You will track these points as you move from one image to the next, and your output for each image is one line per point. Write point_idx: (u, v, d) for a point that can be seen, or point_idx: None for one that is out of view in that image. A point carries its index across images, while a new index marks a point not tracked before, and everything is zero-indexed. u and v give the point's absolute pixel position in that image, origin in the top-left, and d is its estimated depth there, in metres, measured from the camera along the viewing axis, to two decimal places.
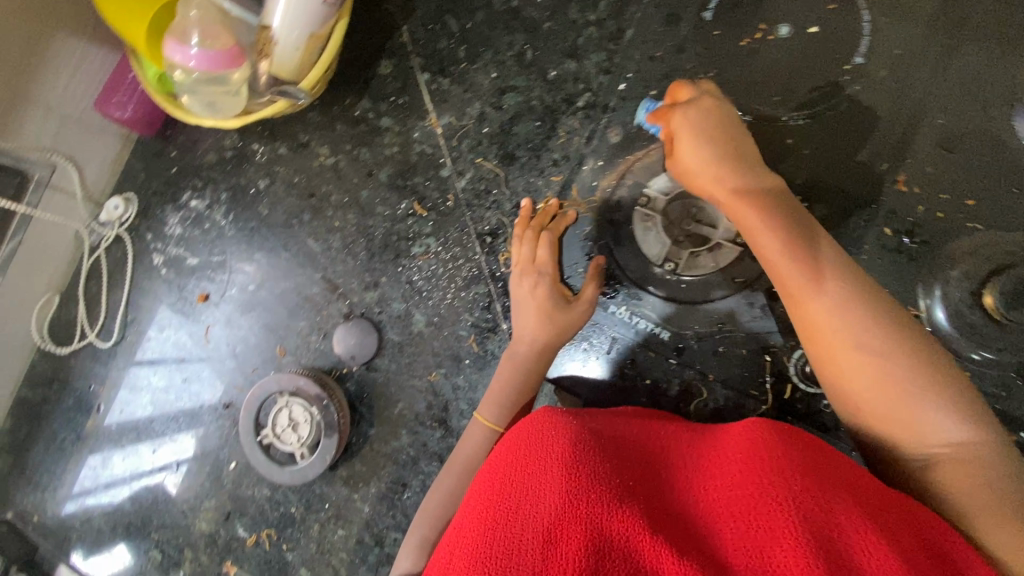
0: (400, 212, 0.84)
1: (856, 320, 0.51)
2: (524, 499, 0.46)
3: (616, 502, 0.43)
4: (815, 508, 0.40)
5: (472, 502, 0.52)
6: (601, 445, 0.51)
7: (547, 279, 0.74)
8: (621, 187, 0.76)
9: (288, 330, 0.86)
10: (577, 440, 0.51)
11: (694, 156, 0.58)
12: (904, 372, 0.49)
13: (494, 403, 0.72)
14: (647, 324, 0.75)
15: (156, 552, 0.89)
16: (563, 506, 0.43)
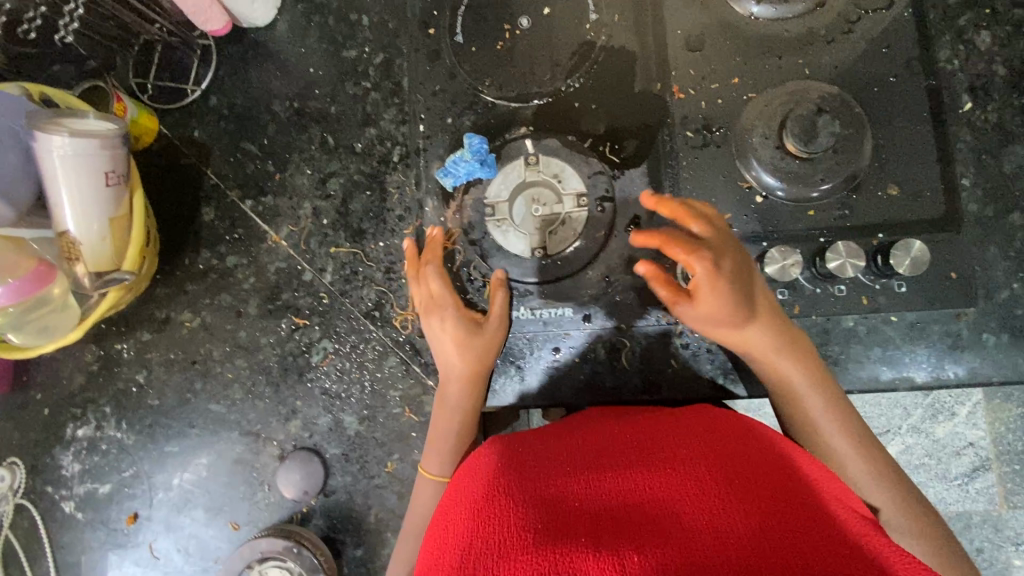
0: (284, 333, 0.83)
1: (835, 413, 0.66)
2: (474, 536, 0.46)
3: (569, 533, 0.43)
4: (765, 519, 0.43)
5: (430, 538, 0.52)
6: (557, 471, 0.51)
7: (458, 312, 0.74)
8: (466, 209, 0.79)
9: (233, 502, 0.81)
10: (530, 476, 0.51)
11: (716, 294, 0.62)
12: (845, 437, 0.65)
13: (446, 448, 0.72)
14: (551, 311, 0.78)
15: None
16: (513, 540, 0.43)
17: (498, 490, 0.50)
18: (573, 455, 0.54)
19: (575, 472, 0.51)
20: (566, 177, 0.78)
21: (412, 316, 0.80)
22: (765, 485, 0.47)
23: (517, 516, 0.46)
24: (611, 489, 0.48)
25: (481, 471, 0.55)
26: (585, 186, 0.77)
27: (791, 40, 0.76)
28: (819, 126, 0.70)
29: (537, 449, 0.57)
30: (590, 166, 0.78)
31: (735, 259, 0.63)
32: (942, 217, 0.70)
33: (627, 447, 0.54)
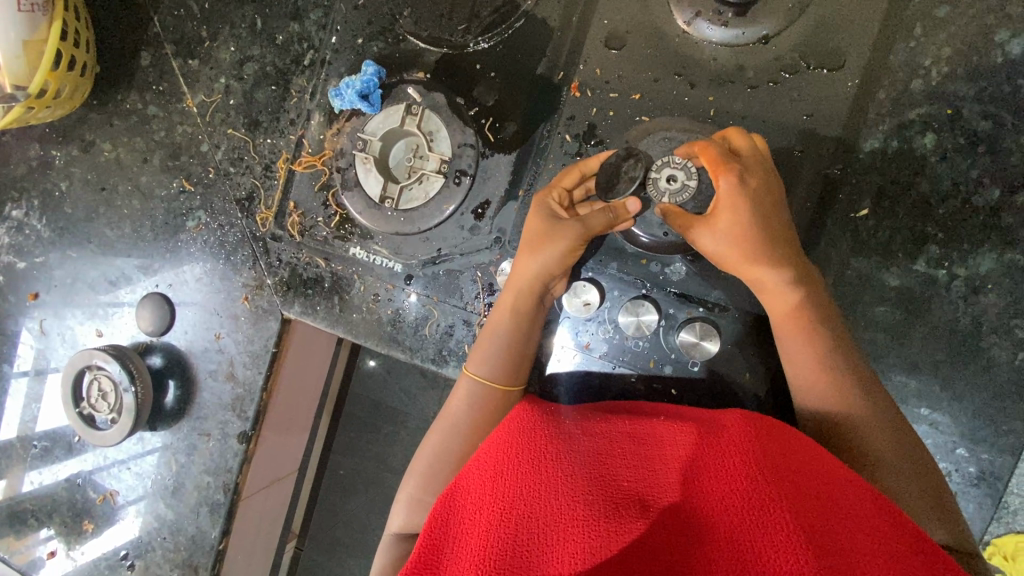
0: (173, 191, 0.91)
1: (880, 424, 0.58)
2: (534, 501, 0.55)
3: (599, 522, 0.51)
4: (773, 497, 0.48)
5: (468, 488, 0.61)
6: (575, 459, 0.59)
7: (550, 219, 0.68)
8: (342, 136, 0.81)
9: (103, 313, 0.95)
10: (564, 457, 0.60)
11: (752, 227, 0.60)
12: (901, 453, 0.57)
13: (483, 352, 0.71)
14: (383, 259, 0.80)
15: (29, 523, 0.98)
16: (552, 521, 0.52)
17: (538, 466, 0.59)
18: (565, 457, 0.60)
19: (594, 461, 0.58)
20: (438, 138, 0.76)
21: (271, 218, 0.85)
22: (795, 473, 0.51)
23: (576, 498, 0.54)
24: (658, 477, 0.55)
25: (524, 434, 0.64)
26: (450, 154, 0.76)
27: (713, 72, 0.68)
28: (628, 178, 0.64)
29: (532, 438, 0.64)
30: (463, 136, 0.76)
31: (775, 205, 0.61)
32: (758, 312, 0.68)
33: (615, 453, 0.60)
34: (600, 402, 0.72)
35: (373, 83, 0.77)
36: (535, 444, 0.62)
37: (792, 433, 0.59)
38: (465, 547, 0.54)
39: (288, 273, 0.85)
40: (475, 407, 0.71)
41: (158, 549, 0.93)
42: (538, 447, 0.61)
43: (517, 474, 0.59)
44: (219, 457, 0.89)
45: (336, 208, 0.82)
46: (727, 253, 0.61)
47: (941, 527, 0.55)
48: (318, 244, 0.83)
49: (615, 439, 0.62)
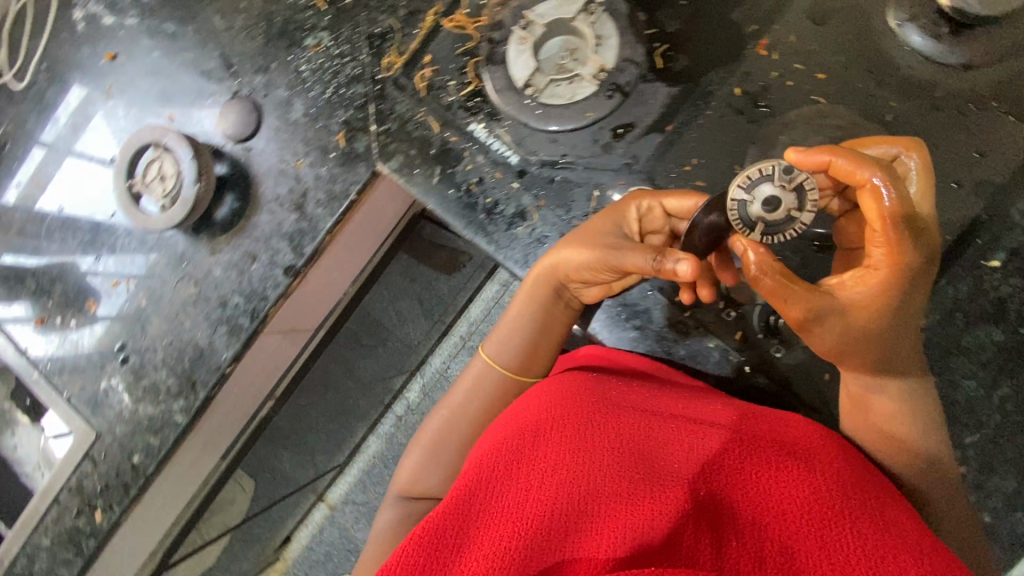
0: (302, 2, 0.86)
1: (934, 456, 0.61)
2: (576, 469, 0.58)
3: (639, 496, 0.54)
4: (799, 508, 0.52)
5: (508, 442, 0.65)
6: (618, 429, 0.62)
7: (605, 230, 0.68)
8: (506, 8, 0.77)
9: (181, 100, 0.90)
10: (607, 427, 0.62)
11: (889, 284, 0.55)
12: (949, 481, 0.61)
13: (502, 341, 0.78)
14: (501, 146, 0.77)
15: (30, 282, 0.94)
16: (593, 491, 0.55)
17: (579, 433, 0.62)
18: (596, 425, 0.63)
19: (636, 435, 0.61)
20: (605, 44, 0.73)
21: (399, 65, 0.81)
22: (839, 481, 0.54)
23: (617, 472, 0.57)
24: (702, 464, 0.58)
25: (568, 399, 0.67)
26: (611, 65, 0.73)
27: (903, 79, 0.67)
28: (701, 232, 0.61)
29: (561, 404, 0.67)
30: (632, 52, 0.73)
31: (926, 252, 0.55)
32: None
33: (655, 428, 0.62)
34: (647, 371, 0.72)
35: None
36: (578, 409, 0.65)
37: (819, 434, 0.62)
38: (507, 502, 0.58)
39: (397, 127, 0.81)
40: (488, 387, 0.79)
41: (159, 352, 0.88)
42: (580, 413, 0.64)
43: (558, 440, 0.62)
44: (257, 283, 0.85)
45: (472, 78, 0.78)
46: (858, 309, 0.56)
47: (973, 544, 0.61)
48: (440, 107, 0.79)
49: (660, 412, 0.65)
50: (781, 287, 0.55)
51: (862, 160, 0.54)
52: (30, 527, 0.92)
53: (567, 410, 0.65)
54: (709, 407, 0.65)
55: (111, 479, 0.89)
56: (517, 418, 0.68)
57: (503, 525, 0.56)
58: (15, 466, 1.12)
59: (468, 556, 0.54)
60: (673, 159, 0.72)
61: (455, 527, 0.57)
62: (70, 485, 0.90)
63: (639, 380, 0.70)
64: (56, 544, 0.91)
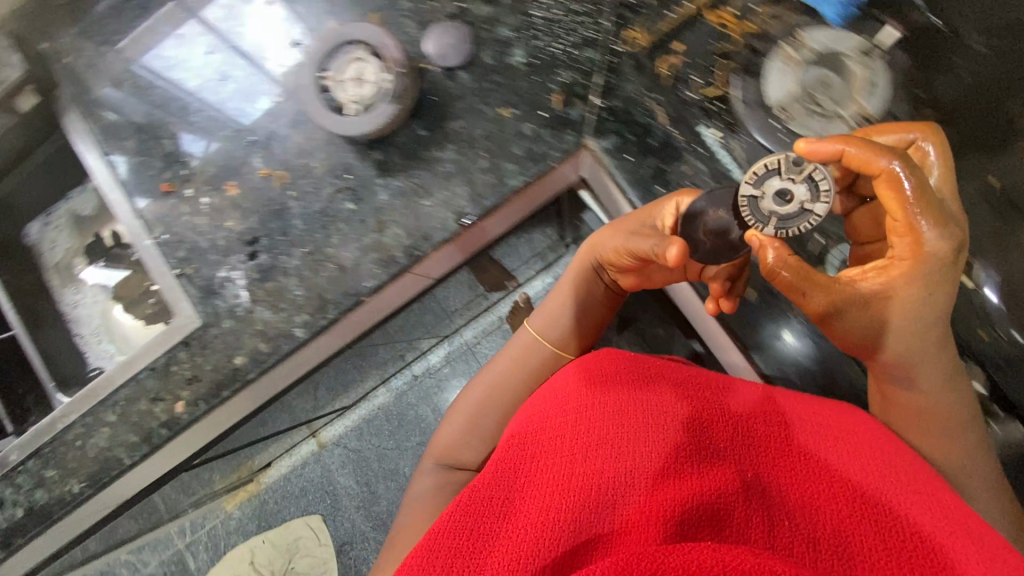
0: None
1: (954, 428, 0.62)
2: (598, 451, 0.60)
3: (666, 478, 0.56)
4: (842, 498, 0.53)
5: (540, 430, 0.67)
6: (658, 411, 0.63)
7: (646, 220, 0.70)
8: (776, 22, 0.73)
9: (389, 3, 0.83)
10: (637, 408, 0.64)
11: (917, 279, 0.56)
12: (931, 436, 0.62)
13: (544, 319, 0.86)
14: (729, 159, 0.73)
15: (167, 144, 0.86)
16: (625, 470, 0.57)
17: (603, 417, 0.64)
18: (624, 403, 0.65)
19: (659, 415, 0.62)
20: (872, 92, 0.70)
21: (643, 44, 0.76)
22: (877, 474, 0.56)
23: (652, 453, 0.58)
24: (732, 457, 0.59)
25: (598, 386, 0.68)
26: (873, 115, 0.70)
27: None
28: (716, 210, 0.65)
29: (583, 384, 0.70)
30: (896, 110, 0.70)
31: (942, 239, 0.55)
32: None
33: (659, 404, 0.64)
34: (675, 368, 0.72)
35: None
36: (603, 402, 0.66)
37: (819, 411, 0.65)
38: (535, 493, 0.60)
39: (621, 106, 0.76)
40: (530, 361, 0.85)
41: (293, 259, 0.82)
42: (607, 401, 0.66)
43: (588, 423, 0.63)
44: (423, 220, 0.79)
45: (719, 81, 0.74)
46: (899, 312, 0.57)
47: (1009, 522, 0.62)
48: (676, 101, 0.75)
49: (686, 397, 0.65)
50: (782, 265, 0.55)
51: (870, 148, 0.55)
52: (99, 399, 0.85)
53: (600, 392, 0.68)
54: (731, 403, 0.66)
55: (205, 374, 0.83)
56: (551, 401, 0.70)
57: (530, 516, 0.57)
58: (70, 325, 1.04)
59: (515, 525, 0.57)
60: None
61: (501, 496, 0.61)
62: (156, 368, 0.84)
63: (664, 371, 0.71)
64: (122, 424, 0.84)
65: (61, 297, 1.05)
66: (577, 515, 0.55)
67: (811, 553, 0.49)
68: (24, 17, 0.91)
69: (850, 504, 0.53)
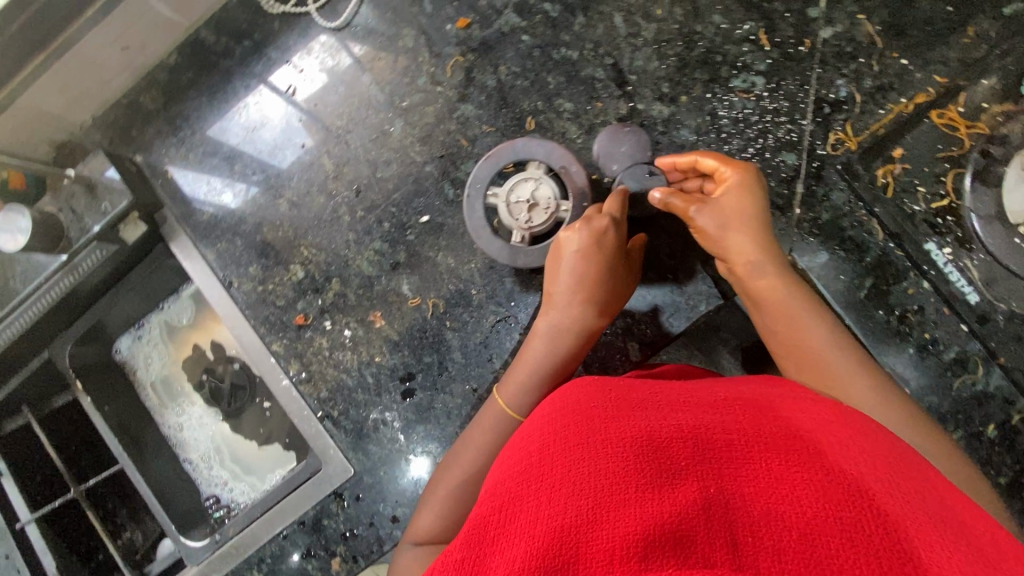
0: (738, 32, 0.70)
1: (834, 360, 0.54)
2: (564, 477, 0.39)
3: (663, 495, 0.37)
4: (804, 502, 0.35)
5: (517, 451, 0.45)
6: (643, 416, 0.44)
7: (621, 240, 0.65)
8: (1015, 122, 0.64)
9: (546, 103, 0.73)
10: (620, 411, 0.44)
11: (740, 196, 0.61)
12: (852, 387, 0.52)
13: (517, 385, 0.62)
14: (961, 280, 0.65)
15: (297, 269, 0.77)
16: (606, 502, 0.37)
17: (593, 424, 0.43)
18: (623, 408, 0.45)
19: (641, 424, 0.42)
20: None
21: (854, 148, 0.68)
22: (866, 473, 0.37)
23: (617, 464, 0.39)
24: (658, 450, 0.40)
25: (571, 394, 0.48)
26: None
27: None
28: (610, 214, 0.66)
29: (619, 393, 0.47)
30: None
31: (745, 175, 0.61)
32: None
33: (634, 405, 0.45)
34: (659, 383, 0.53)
35: None
36: (571, 408, 0.46)
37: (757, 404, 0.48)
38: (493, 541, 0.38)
39: (828, 218, 0.68)
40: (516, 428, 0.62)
41: (455, 397, 0.73)
42: (606, 405, 0.45)
43: (555, 437, 0.43)
44: (604, 354, 0.72)
45: (949, 191, 0.66)
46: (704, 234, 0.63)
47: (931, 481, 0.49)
48: (896, 213, 0.67)
49: (631, 394, 0.47)
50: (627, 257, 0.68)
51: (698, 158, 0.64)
52: (243, 557, 0.78)
53: (610, 395, 0.46)
54: (739, 404, 0.47)
55: (362, 528, 0.74)
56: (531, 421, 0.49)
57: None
58: (178, 451, 0.95)
59: (495, 554, 0.37)
60: None
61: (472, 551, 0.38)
62: (304, 522, 0.76)
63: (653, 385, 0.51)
64: None
65: (161, 420, 0.96)
66: (558, 555, 0.35)
67: (739, 564, 0.33)
68: (117, 125, 0.81)
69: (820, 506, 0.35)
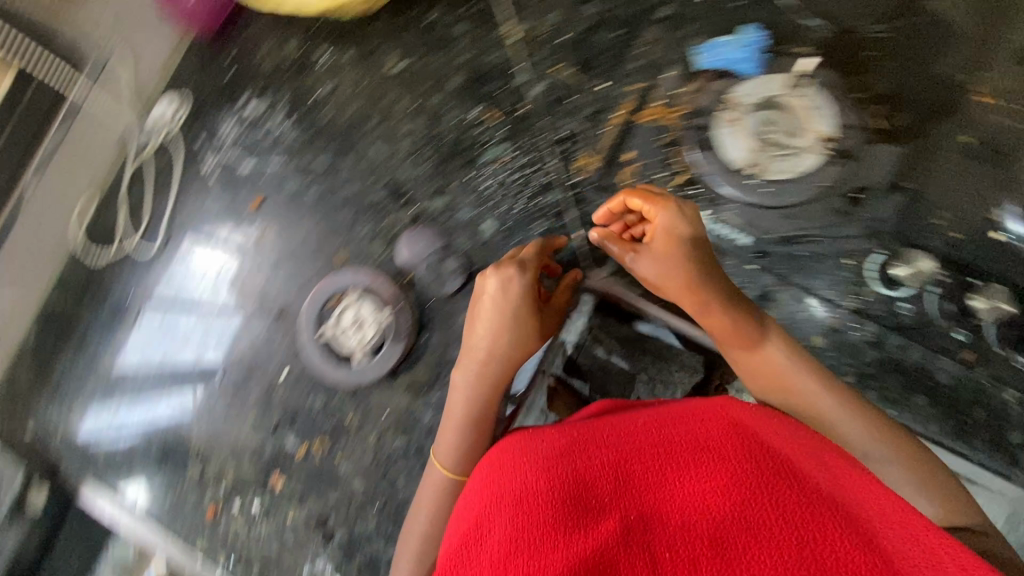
0: (470, 117, 0.83)
1: (793, 371, 0.59)
2: (497, 528, 0.42)
3: (583, 523, 0.40)
4: (715, 508, 0.40)
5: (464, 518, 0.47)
6: (576, 461, 0.48)
7: (529, 282, 0.68)
8: (703, 95, 0.76)
9: (348, 235, 0.83)
10: (544, 462, 0.48)
11: (671, 232, 0.62)
12: (840, 406, 0.57)
13: (453, 450, 0.66)
14: (728, 231, 0.74)
15: (195, 467, 0.82)
16: (533, 540, 0.39)
17: (529, 477, 0.47)
18: (557, 455, 0.49)
19: (566, 466, 0.47)
20: (820, 115, 0.73)
21: (597, 166, 0.78)
22: (766, 469, 0.43)
23: (541, 506, 0.42)
24: (584, 488, 0.44)
25: (508, 457, 0.52)
26: (835, 133, 0.72)
27: None
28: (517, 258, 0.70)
29: (555, 443, 0.52)
30: (847, 119, 0.73)
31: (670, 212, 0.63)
32: None
33: (571, 452, 0.49)
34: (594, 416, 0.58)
35: (754, 35, 0.75)
36: (508, 468, 0.49)
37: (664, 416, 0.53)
38: None
39: None
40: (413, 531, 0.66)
41: (371, 520, 0.77)
42: (538, 459, 0.49)
43: (499, 496, 0.46)
44: None
45: (682, 167, 0.76)
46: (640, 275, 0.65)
47: (930, 501, 0.52)
48: None
49: (556, 442, 0.52)
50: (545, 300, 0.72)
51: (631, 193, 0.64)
52: None
53: (542, 449, 0.51)
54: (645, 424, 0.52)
55: None
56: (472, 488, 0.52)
57: None
58: None
59: None
60: (916, 218, 0.71)
61: None
62: None
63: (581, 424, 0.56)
64: None
65: None
66: None
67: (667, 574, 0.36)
68: None
69: (723, 506, 0.40)
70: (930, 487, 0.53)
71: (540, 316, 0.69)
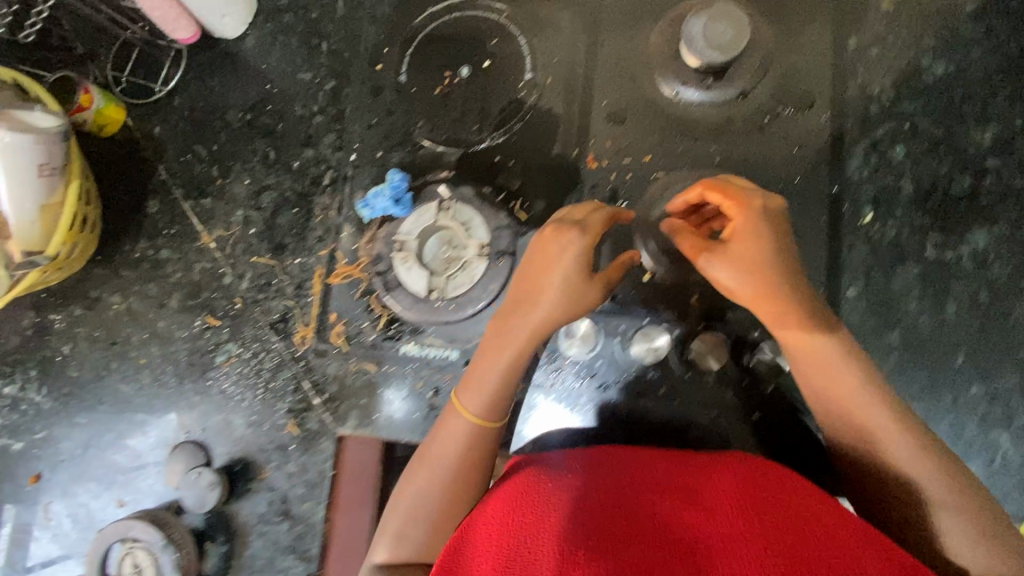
0: (196, 329, 0.88)
1: (859, 387, 0.60)
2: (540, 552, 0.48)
3: (609, 556, 0.47)
4: (693, 551, 0.47)
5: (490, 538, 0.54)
6: (583, 509, 0.53)
7: (589, 251, 0.66)
8: (376, 242, 0.83)
9: (123, 479, 0.87)
10: (573, 500, 0.55)
11: (754, 240, 0.61)
12: (904, 428, 0.58)
13: (403, 500, 0.66)
14: (436, 352, 0.80)
15: None
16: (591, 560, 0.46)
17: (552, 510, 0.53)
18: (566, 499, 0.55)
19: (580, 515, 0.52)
20: (472, 227, 0.81)
21: (311, 335, 0.84)
22: (758, 508, 0.51)
23: (573, 540, 0.49)
24: (627, 527, 0.51)
25: (518, 495, 0.57)
26: (488, 238, 0.80)
27: (709, 128, 0.78)
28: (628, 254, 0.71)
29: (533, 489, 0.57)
30: (497, 220, 0.81)
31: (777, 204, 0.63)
32: None
33: (606, 492, 0.56)
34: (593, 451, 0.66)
35: (396, 178, 0.82)
36: (526, 503, 0.55)
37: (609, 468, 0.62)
38: None
39: (337, 388, 0.82)
40: None
41: None
42: (552, 501, 0.54)
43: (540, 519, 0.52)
44: None
45: (381, 311, 0.81)
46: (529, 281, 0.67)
47: (970, 538, 0.54)
48: (366, 350, 0.81)
49: (585, 486, 0.58)
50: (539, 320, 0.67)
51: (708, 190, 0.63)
52: None
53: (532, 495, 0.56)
54: (639, 473, 0.60)
55: None
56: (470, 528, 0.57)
57: None
58: None
59: None
60: None
61: None
62: None
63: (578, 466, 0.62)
64: None
65: None
66: None
67: None
68: None
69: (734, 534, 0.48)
70: (952, 515, 0.55)
71: (586, 287, 0.66)
